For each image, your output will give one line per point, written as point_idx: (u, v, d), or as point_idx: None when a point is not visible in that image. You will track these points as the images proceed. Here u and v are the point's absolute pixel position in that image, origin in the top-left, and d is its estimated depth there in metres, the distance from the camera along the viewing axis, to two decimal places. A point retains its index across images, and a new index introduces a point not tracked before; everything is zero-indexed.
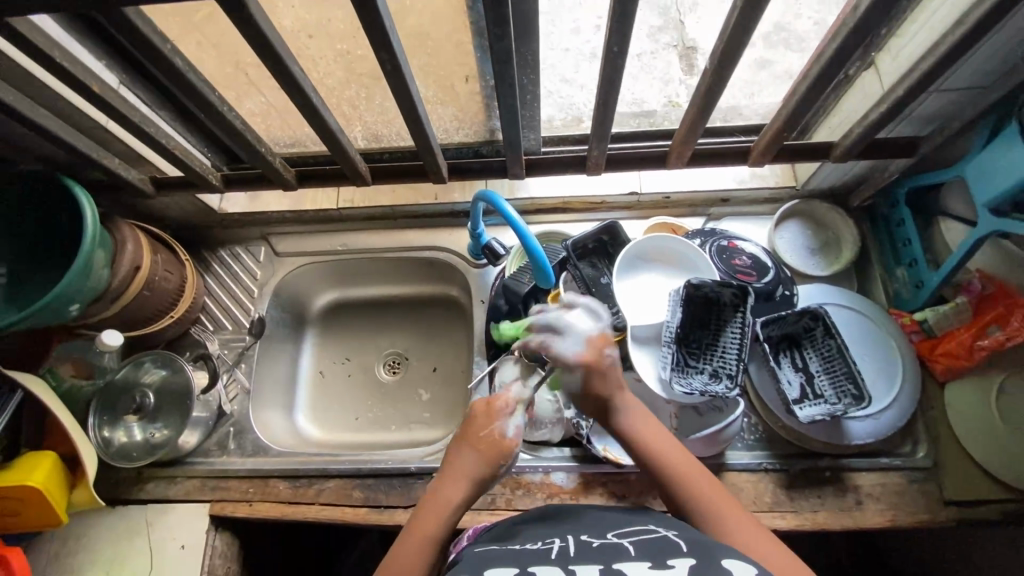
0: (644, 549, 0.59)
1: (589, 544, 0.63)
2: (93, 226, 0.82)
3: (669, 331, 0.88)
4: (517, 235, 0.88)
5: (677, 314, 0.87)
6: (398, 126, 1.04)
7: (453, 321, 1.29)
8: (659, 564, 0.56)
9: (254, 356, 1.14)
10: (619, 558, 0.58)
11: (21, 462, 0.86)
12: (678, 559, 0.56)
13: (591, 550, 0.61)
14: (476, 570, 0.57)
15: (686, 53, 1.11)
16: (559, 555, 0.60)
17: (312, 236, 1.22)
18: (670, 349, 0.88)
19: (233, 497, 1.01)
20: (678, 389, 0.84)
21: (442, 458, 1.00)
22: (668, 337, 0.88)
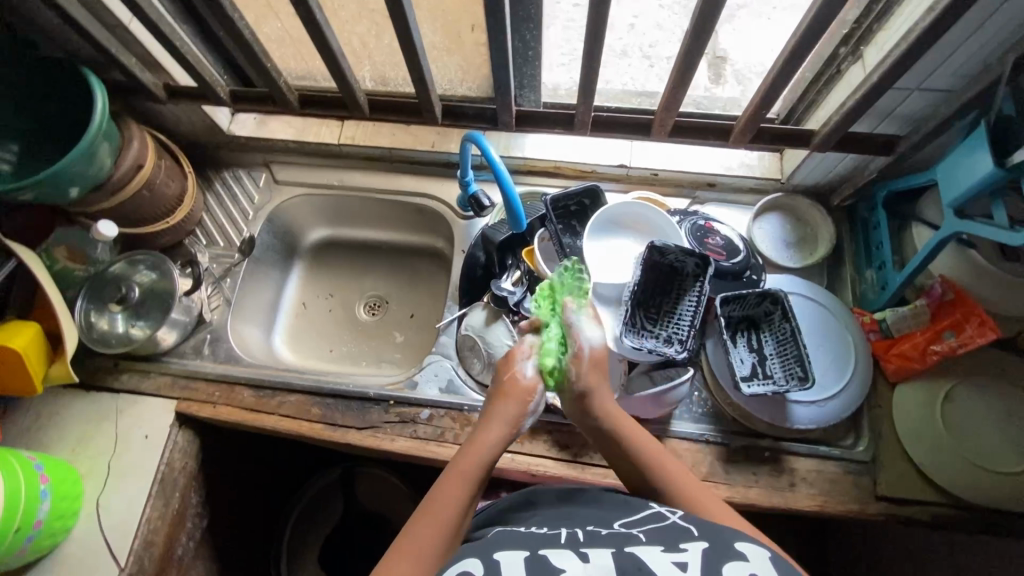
0: (654, 534, 0.62)
1: (596, 530, 0.65)
2: (102, 116, 0.87)
3: (628, 290, 0.91)
4: (497, 178, 0.92)
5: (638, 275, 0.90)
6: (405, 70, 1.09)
7: (436, 272, 1.34)
8: (670, 547, 0.59)
9: (240, 273, 1.19)
10: (630, 542, 0.61)
11: (6, 328, 0.92)
12: (690, 544, 0.59)
13: (600, 538, 0.62)
14: (486, 553, 0.59)
15: (715, 62, 1.12)
16: (568, 541, 0.62)
17: (311, 169, 1.26)
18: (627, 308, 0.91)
19: (199, 397, 1.06)
20: (626, 342, 0.88)
21: (400, 388, 1.04)
22: (627, 296, 0.91)
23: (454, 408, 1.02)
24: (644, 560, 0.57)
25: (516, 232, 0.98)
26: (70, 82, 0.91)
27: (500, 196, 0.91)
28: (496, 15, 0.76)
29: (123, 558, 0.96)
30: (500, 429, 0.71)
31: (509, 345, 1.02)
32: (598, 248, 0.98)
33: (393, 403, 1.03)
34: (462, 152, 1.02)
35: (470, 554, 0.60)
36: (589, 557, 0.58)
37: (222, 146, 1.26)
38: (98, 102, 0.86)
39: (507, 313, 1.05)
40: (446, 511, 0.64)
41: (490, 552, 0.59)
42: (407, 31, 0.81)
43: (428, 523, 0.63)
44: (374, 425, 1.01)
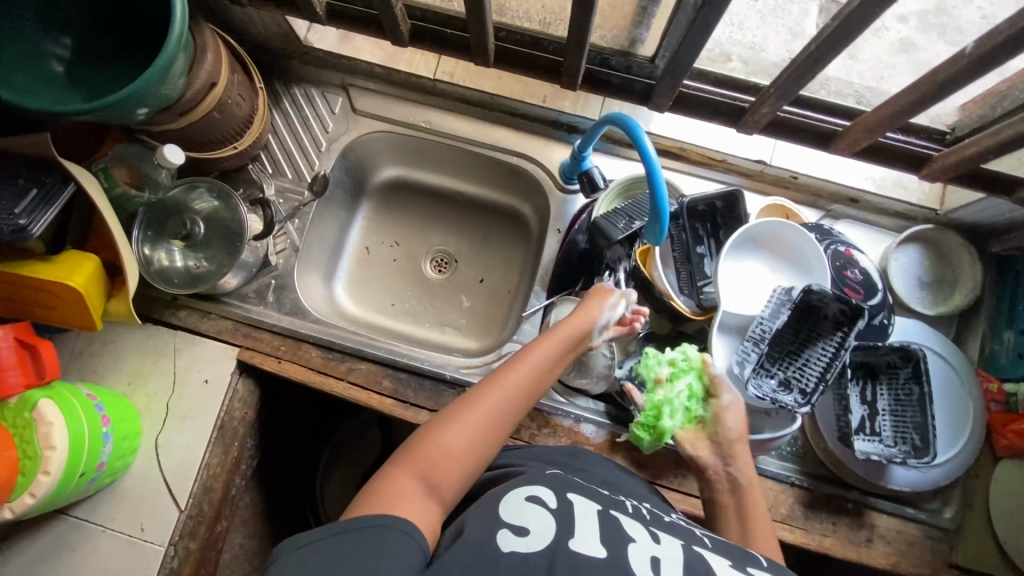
0: (719, 546, 0.63)
1: (661, 515, 0.67)
2: (176, 38, 0.70)
3: (763, 330, 0.81)
4: (653, 187, 0.76)
5: (779, 315, 0.80)
6: None
7: (514, 238, 1.22)
8: (735, 566, 0.60)
9: (309, 214, 1.07)
10: (695, 543, 0.62)
11: (62, 258, 0.81)
12: (756, 570, 0.60)
13: (667, 525, 0.64)
14: (558, 489, 0.63)
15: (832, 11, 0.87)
16: (633, 513, 0.65)
17: (393, 101, 1.08)
18: (757, 348, 0.81)
19: (263, 349, 0.99)
20: (752, 391, 0.79)
21: (478, 375, 0.98)
22: (760, 335, 0.81)
23: (531, 406, 0.95)
24: (706, 562, 0.59)
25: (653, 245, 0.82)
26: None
27: (649, 206, 0.76)
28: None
29: (183, 500, 0.95)
30: (581, 314, 0.79)
31: (607, 355, 0.92)
32: (734, 265, 0.86)
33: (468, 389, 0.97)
34: (612, 121, 0.82)
35: (544, 483, 0.64)
36: (659, 539, 0.60)
37: (295, 56, 1.07)
38: (174, 20, 0.69)
39: None
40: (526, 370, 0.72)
41: (565, 492, 0.63)
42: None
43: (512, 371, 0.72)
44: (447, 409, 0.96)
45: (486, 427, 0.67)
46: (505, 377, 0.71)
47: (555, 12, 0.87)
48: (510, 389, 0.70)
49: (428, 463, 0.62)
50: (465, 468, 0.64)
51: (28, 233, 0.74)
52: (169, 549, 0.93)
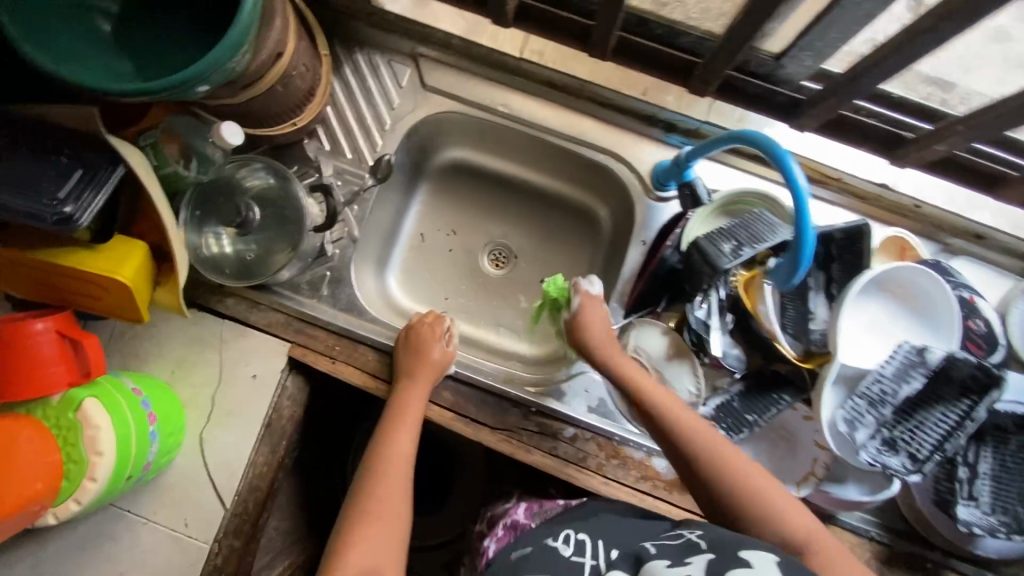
0: (664, 550, 0.59)
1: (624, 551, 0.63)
2: (250, 13, 0.59)
3: (887, 394, 0.74)
4: (796, 206, 0.65)
5: (909, 382, 0.73)
6: None
7: (581, 238, 1.11)
8: (676, 562, 0.56)
9: (368, 201, 0.96)
10: (642, 563, 0.58)
11: (109, 246, 0.73)
12: (697, 556, 0.56)
13: (622, 563, 0.60)
14: None
15: None
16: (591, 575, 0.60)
17: (467, 78, 0.95)
18: (875, 412, 0.75)
19: (317, 347, 0.92)
20: (867, 461, 0.73)
21: (546, 395, 0.91)
22: (882, 398, 0.74)
23: (601, 434, 0.89)
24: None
25: (794, 280, 0.69)
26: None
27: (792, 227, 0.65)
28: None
29: (228, 499, 0.90)
30: (417, 384, 0.86)
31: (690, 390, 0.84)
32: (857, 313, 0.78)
33: (534, 410, 0.90)
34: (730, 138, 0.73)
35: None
36: None
37: (361, 17, 0.94)
38: None
39: (698, 349, 0.84)
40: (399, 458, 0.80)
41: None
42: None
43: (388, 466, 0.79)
44: (510, 429, 0.89)
45: (389, 534, 0.72)
46: (385, 429, 0.84)
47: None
48: (397, 441, 0.82)
49: (363, 538, 0.71)
50: (397, 518, 0.74)
51: (75, 224, 0.64)
52: (213, 547, 0.89)
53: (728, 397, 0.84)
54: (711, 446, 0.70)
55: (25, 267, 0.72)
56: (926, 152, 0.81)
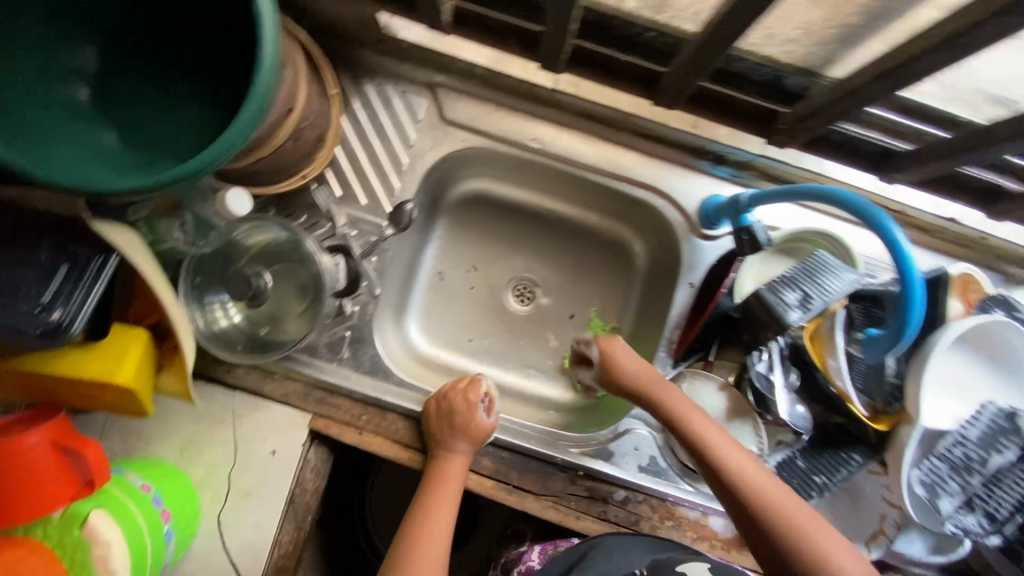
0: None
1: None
2: (266, 84, 0.48)
3: (976, 462, 0.70)
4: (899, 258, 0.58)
5: (1002, 452, 0.69)
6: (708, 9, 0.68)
7: (615, 273, 1.03)
8: None
9: (388, 250, 0.87)
10: None
11: (104, 340, 0.63)
12: None
13: None
14: None
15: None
16: None
17: (491, 108, 0.86)
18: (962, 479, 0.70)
19: (340, 418, 0.83)
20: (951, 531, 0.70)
21: (594, 457, 0.85)
22: (972, 466, 0.70)
23: (654, 495, 0.84)
24: None
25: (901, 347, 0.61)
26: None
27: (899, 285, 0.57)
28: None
29: None
30: (466, 453, 0.79)
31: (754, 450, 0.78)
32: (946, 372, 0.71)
33: (582, 474, 0.84)
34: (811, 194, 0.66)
35: None
36: None
37: (369, 43, 0.83)
38: (263, 50, 0.47)
39: (762, 408, 0.78)
40: (440, 535, 0.71)
41: None
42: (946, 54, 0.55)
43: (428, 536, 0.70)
44: (557, 495, 0.83)
45: None
46: (424, 498, 0.75)
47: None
48: (438, 515, 0.73)
49: None
50: None
51: (66, 333, 0.55)
52: None
53: (791, 453, 0.79)
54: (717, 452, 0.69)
55: (5, 373, 0.62)
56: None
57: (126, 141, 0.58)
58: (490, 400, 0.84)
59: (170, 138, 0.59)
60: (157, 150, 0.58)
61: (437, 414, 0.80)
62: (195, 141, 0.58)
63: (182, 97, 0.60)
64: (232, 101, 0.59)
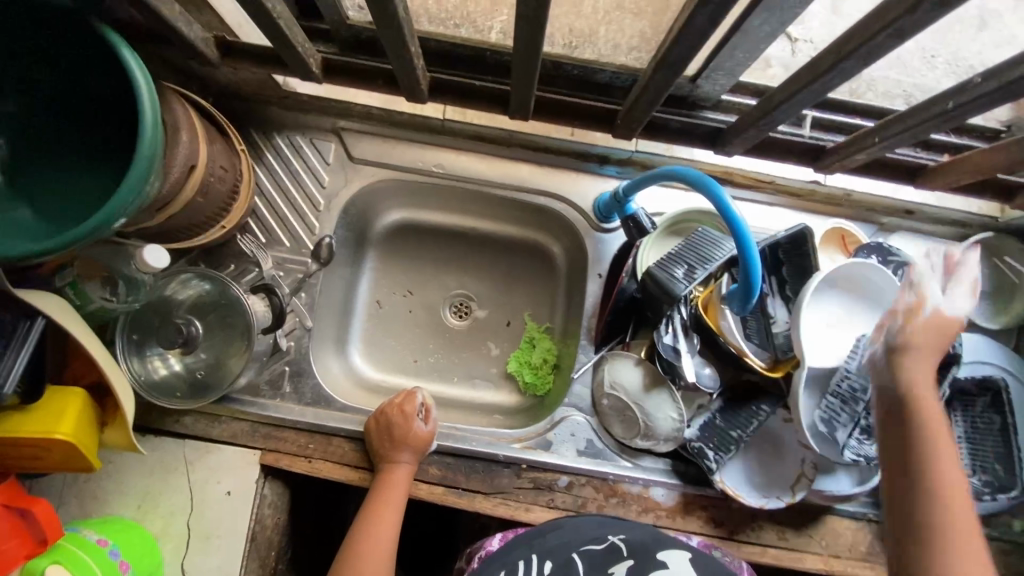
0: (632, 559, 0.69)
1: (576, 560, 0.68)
2: (151, 145, 0.55)
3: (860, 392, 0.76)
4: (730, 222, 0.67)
5: None
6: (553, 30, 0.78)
7: (540, 277, 1.10)
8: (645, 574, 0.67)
9: (316, 285, 0.94)
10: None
11: (41, 401, 0.67)
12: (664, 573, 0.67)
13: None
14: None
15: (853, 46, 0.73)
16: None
17: (393, 143, 0.94)
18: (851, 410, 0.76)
19: (288, 449, 0.87)
20: (849, 458, 0.75)
21: (534, 449, 0.89)
22: (857, 397, 0.76)
23: (595, 477, 0.88)
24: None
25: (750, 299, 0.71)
26: (102, 49, 0.60)
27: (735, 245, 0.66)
28: (878, 21, 0.51)
29: None
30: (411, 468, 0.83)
31: (675, 417, 0.83)
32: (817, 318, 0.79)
33: (526, 467, 0.88)
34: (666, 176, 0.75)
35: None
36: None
37: (273, 101, 0.92)
38: (144, 116, 0.55)
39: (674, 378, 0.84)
40: (383, 547, 0.76)
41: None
42: (689, 41, 0.59)
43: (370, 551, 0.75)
44: (504, 491, 0.87)
45: None
46: (367, 510, 0.79)
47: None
48: (381, 528, 0.77)
49: None
50: None
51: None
52: None
53: (710, 415, 0.86)
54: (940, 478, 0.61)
55: None
56: (847, 161, 0.79)
57: (40, 215, 0.64)
58: (425, 411, 0.88)
59: (82, 207, 0.65)
60: (71, 219, 0.64)
61: (376, 431, 0.84)
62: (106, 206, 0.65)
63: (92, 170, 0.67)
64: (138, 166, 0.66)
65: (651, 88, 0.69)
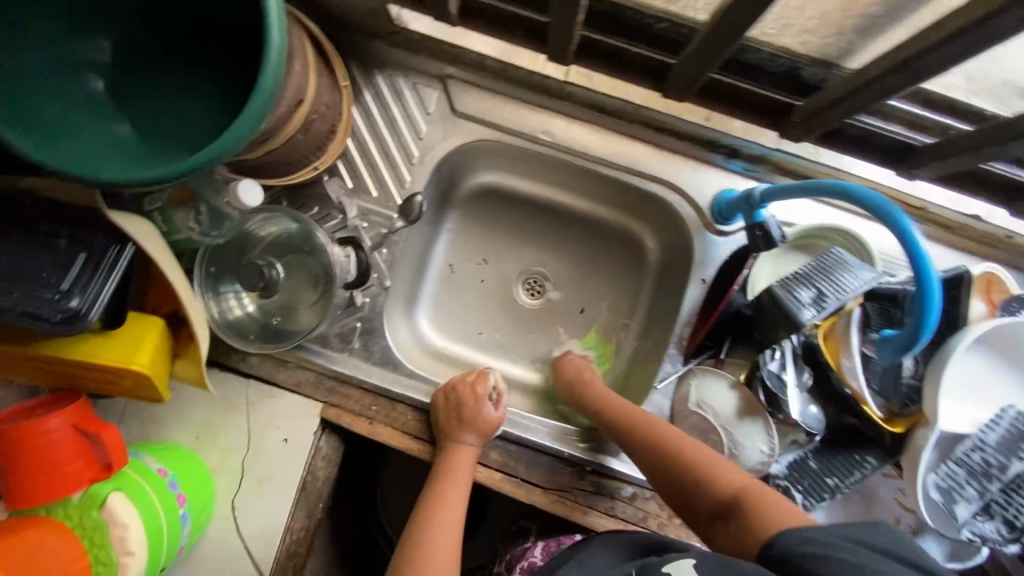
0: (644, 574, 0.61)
1: None
2: (273, 76, 0.49)
3: (997, 467, 0.69)
4: (910, 249, 0.57)
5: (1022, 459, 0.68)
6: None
7: (626, 268, 1.02)
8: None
9: (398, 242, 0.88)
10: None
11: (121, 327, 0.64)
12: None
13: None
14: None
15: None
16: None
17: (502, 100, 0.85)
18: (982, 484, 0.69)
19: (350, 408, 0.85)
20: (967, 537, 0.69)
21: (602, 453, 0.84)
22: (992, 470, 0.69)
23: (662, 492, 0.83)
24: None
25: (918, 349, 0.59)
26: None
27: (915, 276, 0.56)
28: None
29: (267, 566, 0.83)
30: (476, 454, 0.79)
31: (763, 450, 0.76)
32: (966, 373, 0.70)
33: (590, 469, 0.84)
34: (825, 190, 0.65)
35: None
36: None
37: (379, 35, 0.84)
38: (271, 40, 0.48)
39: (772, 409, 0.76)
40: (450, 535, 0.73)
41: None
42: (960, 46, 0.52)
43: (439, 535, 0.73)
44: (564, 489, 0.83)
45: None
46: (434, 493, 0.77)
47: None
48: (446, 514, 0.75)
49: None
50: None
51: (85, 320, 0.56)
52: None
53: (802, 454, 0.78)
54: (667, 449, 0.73)
55: (31, 361, 0.64)
56: None
57: (141, 135, 0.59)
58: (498, 395, 0.85)
59: (183, 131, 0.60)
60: (172, 143, 0.59)
61: (447, 411, 0.80)
62: (210, 134, 0.59)
63: (198, 91, 0.61)
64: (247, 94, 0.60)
65: (862, 90, 0.63)
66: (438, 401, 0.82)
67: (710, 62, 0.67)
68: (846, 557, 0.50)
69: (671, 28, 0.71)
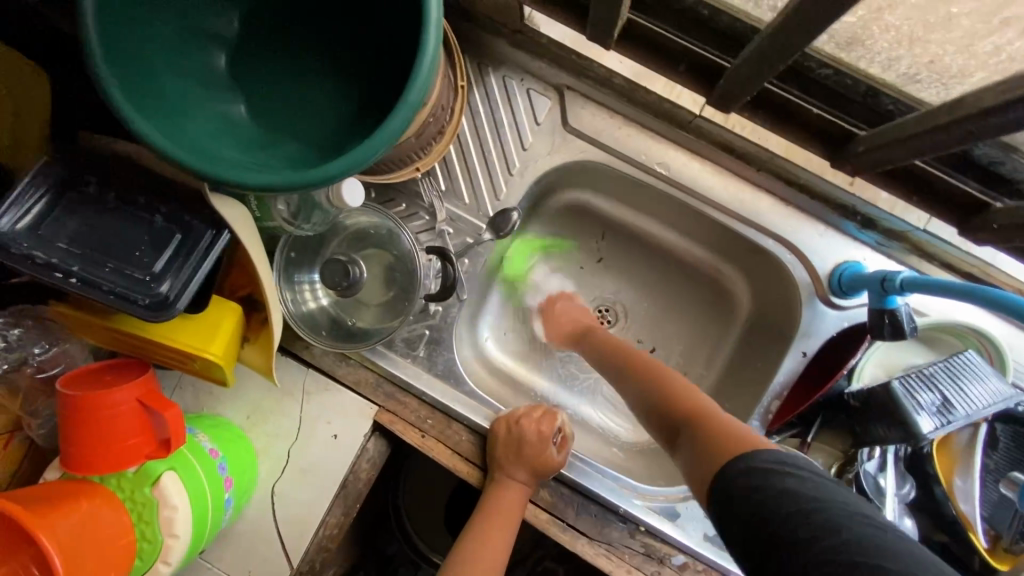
0: None
1: None
2: (421, 89, 0.44)
3: None
4: None
5: None
6: (907, 55, 0.58)
7: (710, 317, 0.94)
8: None
9: (481, 254, 0.83)
10: None
11: (201, 311, 0.62)
12: None
13: None
14: None
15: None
16: None
17: (620, 121, 0.78)
18: None
19: (405, 417, 0.81)
20: None
21: (658, 514, 0.80)
22: None
23: (715, 568, 0.78)
24: None
25: None
26: None
27: None
28: None
29: (296, 559, 0.80)
30: (526, 492, 0.76)
31: None
32: None
33: (642, 529, 0.79)
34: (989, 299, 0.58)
35: None
36: None
37: (503, 32, 0.77)
38: (427, 48, 0.43)
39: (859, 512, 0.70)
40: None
41: None
42: None
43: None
44: (613, 545, 0.78)
45: None
46: (478, 529, 0.74)
47: (948, 74, 0.57)
48: (485, 555, 0.72)
49: None
50: None
51: (173, 306, 0.53)
52: None
53: None
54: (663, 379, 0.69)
55: (105, 329, 0.62)
56: None
57: (255, 118, 0.55)
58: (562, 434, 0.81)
59: (299, 121, 0.56)
60: (286, 132, 0.55)
61: (505, 448, 0.76)
62: (328, 129, 0.55)
63: (320, 79, 0.57)
64: (372, 92, 0.55)
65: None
66: (497, 431, 0.78)
67: (922, 152, 0.59)
68: (789, 486, 0.47)
69: (835, 77, 0.64)
